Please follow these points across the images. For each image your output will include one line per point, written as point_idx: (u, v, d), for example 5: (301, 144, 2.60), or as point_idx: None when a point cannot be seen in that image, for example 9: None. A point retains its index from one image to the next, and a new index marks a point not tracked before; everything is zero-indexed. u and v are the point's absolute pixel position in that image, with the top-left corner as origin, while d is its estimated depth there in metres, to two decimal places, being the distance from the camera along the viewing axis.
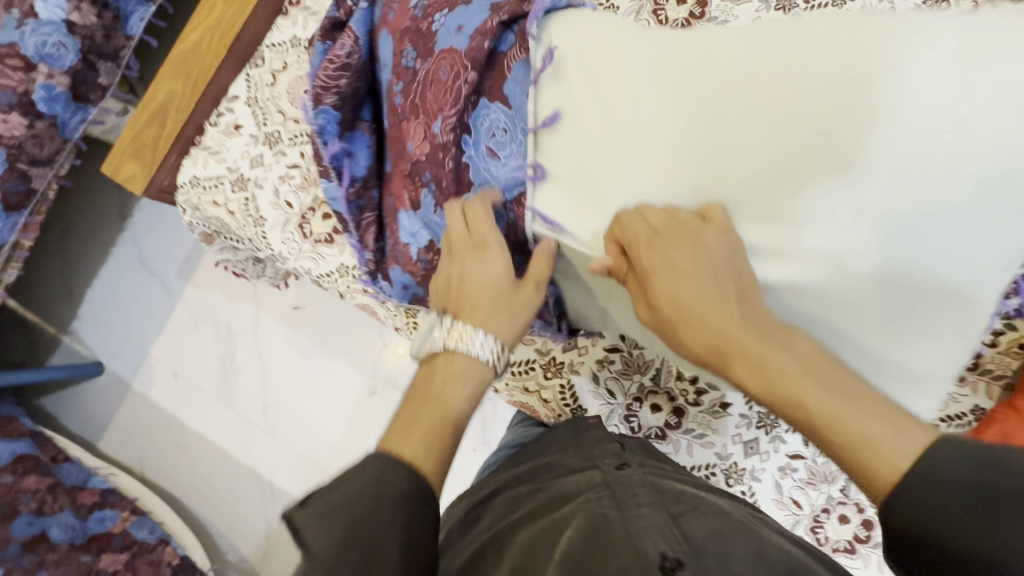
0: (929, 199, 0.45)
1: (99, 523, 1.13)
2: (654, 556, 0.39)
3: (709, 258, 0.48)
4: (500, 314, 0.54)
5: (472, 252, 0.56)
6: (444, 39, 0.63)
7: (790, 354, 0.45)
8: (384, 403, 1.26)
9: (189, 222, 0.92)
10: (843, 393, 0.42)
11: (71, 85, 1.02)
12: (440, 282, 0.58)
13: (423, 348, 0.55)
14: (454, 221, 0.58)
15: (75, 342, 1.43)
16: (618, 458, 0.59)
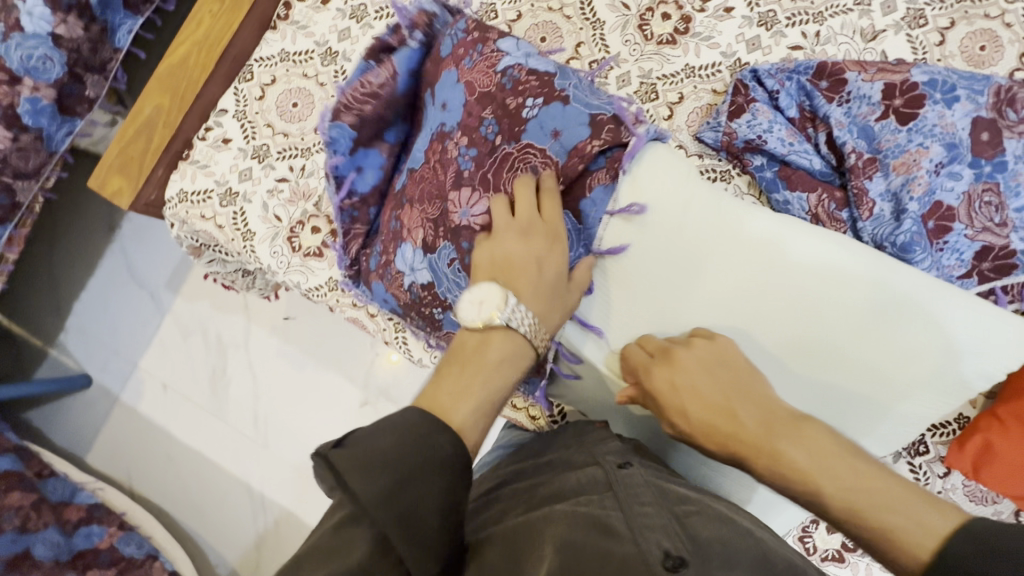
0: (882, 330, 0.57)
1: (85, 539, 1.12)
2: (657, 554, 0.39)
3: (706, 366, 0.56)
4: (553, 302, 0.58)
5: (543, 236, 0.59)
6: (537, 135, 0.64)
7: (803, 447, 0.48)
8: (376, 413, 1.25)
9: (177, 235, 0.91)
10: (857, 482, 0.45)
11: (57, 97, 1.02)
12: (496, 252, 0.58)
13: (476, 317, 0.53)
14: (523, 202, 0.61)
15: (62, 354, 1.41)
16: (621, 455, 0.56)
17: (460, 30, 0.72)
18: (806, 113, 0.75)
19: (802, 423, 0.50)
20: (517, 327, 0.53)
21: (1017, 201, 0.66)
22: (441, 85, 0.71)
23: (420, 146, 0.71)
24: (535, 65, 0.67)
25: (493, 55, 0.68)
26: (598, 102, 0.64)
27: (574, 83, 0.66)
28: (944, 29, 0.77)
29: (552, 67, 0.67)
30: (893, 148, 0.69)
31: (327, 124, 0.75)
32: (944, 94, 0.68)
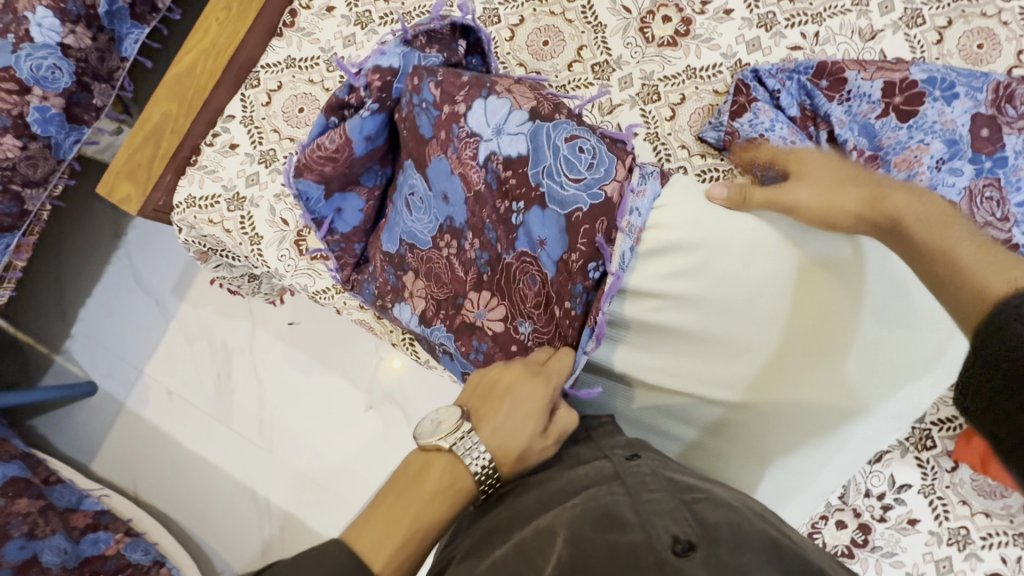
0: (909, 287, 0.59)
1: (92, 545, 1.12)
2: (665, 540, 0.39)
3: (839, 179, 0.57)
4: (512, 445, 0.49)
5: (529, 375, 0.54)
6: (527, 244, 0.61)
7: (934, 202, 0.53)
8: (381, 417, 1.26)
9: (184, 240, 0.92)
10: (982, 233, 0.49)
11: (65, 106, 1.03)
12: (484, 383, 0.54)
13: (431, 434, 0.48)
14: (538, 352, 0.58)
15: (68, 361, 1.42)
16: (629, 449, 0.56)
17: (421, 91, 0.66)
18: (807, 112, 0.75)
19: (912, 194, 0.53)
20: (464, 458, 0.47)
21: (1016, 195, 0.68)
22: (433, 172, 0.67)
23: (424, 231, 0.70)
24: (506, 144, 0.61)
25: (470, 140, 0.63)
26: (575, 186, 0.59)
27: (551, 163, 0.59)
28: (942, 28, 0.78)
29: (525, 141, 0.61)
30: (893, 145, 0.70)
31: (293, 180, 0.75)
32: (943, 91, 0.69)
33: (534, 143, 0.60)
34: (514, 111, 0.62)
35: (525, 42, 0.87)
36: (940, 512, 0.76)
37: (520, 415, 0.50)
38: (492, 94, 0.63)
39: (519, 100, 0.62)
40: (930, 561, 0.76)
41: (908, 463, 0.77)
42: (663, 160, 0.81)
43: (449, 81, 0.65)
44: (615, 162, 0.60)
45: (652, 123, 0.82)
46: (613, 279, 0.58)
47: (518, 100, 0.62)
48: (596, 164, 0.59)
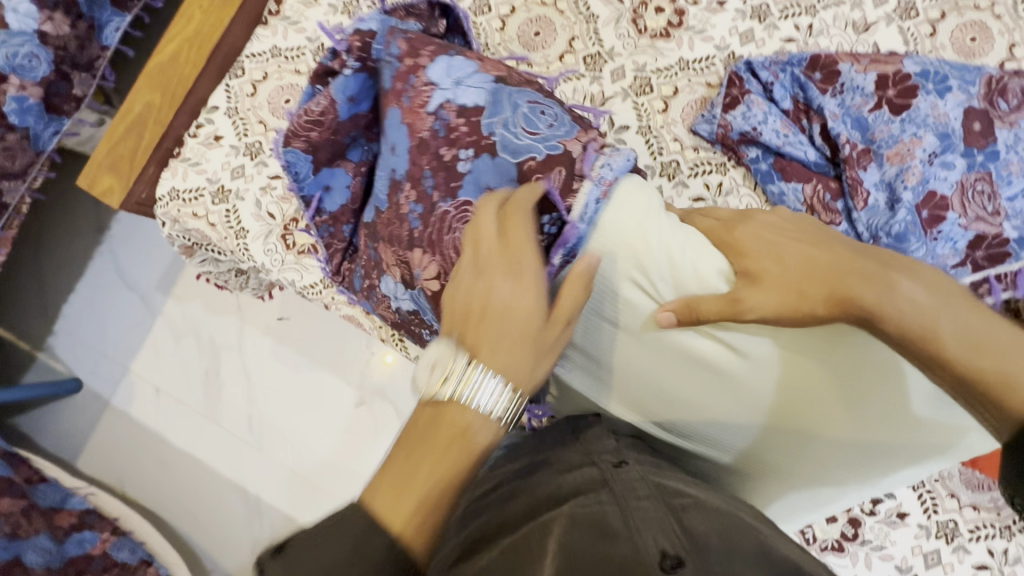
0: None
1: (78, 546, 1.10)
2: (654, 555, 0.38)
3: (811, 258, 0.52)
4: (521, 363, 0.45)
5: (505, 270, 0.48)
6: (473, 192, 0.60)
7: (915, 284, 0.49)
8: (372, 413, 1.25)
9: (168, 234, 0.89)
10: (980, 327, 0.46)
11: (44, 96, 1.00)
12: (460, 303, 0.48)
13: (429, 382, 0.44)
14: (488, 223, 0.51)
15: (51, 358, 1.39)
16: (617, 454, 0.56)
17: (391, 48, 0.67)
18: (800, 105, 0.75)
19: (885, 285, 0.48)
20: (473, 397, 0.43)
21: (1008, 189, 0.68)
22: (391, 125, 0.66)
23: (380, 189, 0.68)
24: (464, 95, 0.63)
25: (425, 88, 0.64)
26: (530, 138, 0.60)
27: (508, 116, 0.61)
28: (935, 21, 0.77)
29: (485, 94, 0.63)
30: (886, 139, 0.70)
31: (282, 150, 0.73)
32: (936, 84, 0.69)
33: (494, 97, 0.62)
34: (478, 70, 0.64)
35: (517, 32, 0.85)
36: (929, 505, 0.76)
37: (518, 318, 0.46)
38: (461, 57, 0.66)
39: (488, 66, 0.66)
40: (919, 553, 0.76)
41: None
42: (656, 154, 0.79)
43: (417, 39, 0.66)
44: (575, 126, 0.62)
45: (644, 117, 0.80)
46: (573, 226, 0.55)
47: (485, 66, 0.65)
48: (555, 124, 0.61)
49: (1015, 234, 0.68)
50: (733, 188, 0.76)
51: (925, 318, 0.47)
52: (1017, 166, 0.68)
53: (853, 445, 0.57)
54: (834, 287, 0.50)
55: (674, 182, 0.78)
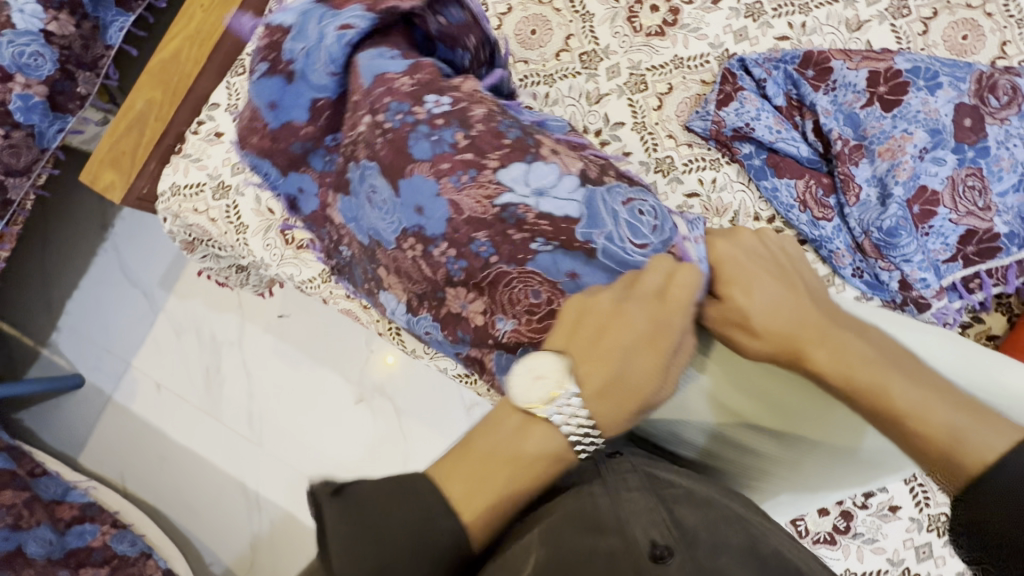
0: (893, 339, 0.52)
1: (78, 538, 1.12)
2: (643, 545, 0.39)
3: (779, 292, 0.52)
4: (620, 416, 0.47)
5: (644, 305, 0.50)
6: (545, 261, 0.57)
7: (862, 338, 0.50)
8: (371, 410, 1.26)
9: (169, 230, 0.91)
10: (929, 391, 0.47)
11: (48, 94, 1.02)
12: (572, 321, 0.49)
13: (537, 398, 0.44)
14: (652, 275, 0.52)
15: (54, 354, 1.41)
16: (612, 445, 0.56)
17: (406, 109, 0.59)
18: (793, 101, 0.76)
19: (835, 340, 0.50)
20: (561, 424, 0.44)
21: (998, 185, 0.69)
22: (409, 187, 0.58)
23: (387, 231, 0.62)
24: (550, 206, 0.57)
25: (402, 128, 0.58)
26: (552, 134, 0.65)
27: (611, 225, 0.56)
28: (927, 19, 0.78)
29: (578, 204, 0.57)
30: (878, 134, 0.70)
31: (243, 157, 0.73)
32: (926, 81, 0.70)
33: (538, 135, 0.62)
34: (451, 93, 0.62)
35: (513, 31, 0.86)
36: (921, 499, 0.76)
37: (640, 377, 0.47)
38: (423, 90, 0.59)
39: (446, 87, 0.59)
40: (910, 546, 0.77)
41: None
42: (651, 150, 0.79)
43: (382, 74, 0.59)
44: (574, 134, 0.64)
45: (639, 113, 0.81)
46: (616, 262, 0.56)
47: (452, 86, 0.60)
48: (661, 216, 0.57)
49: (1005, 229, 0.69)
50: (727, 184, 0.76)
51: (879, 376, 0.47)
52: (1007, 161, 0.69)
53: (819, 448, 0.58)
54: (788, 320, 0.51)
55: (668, 178, 0.77)
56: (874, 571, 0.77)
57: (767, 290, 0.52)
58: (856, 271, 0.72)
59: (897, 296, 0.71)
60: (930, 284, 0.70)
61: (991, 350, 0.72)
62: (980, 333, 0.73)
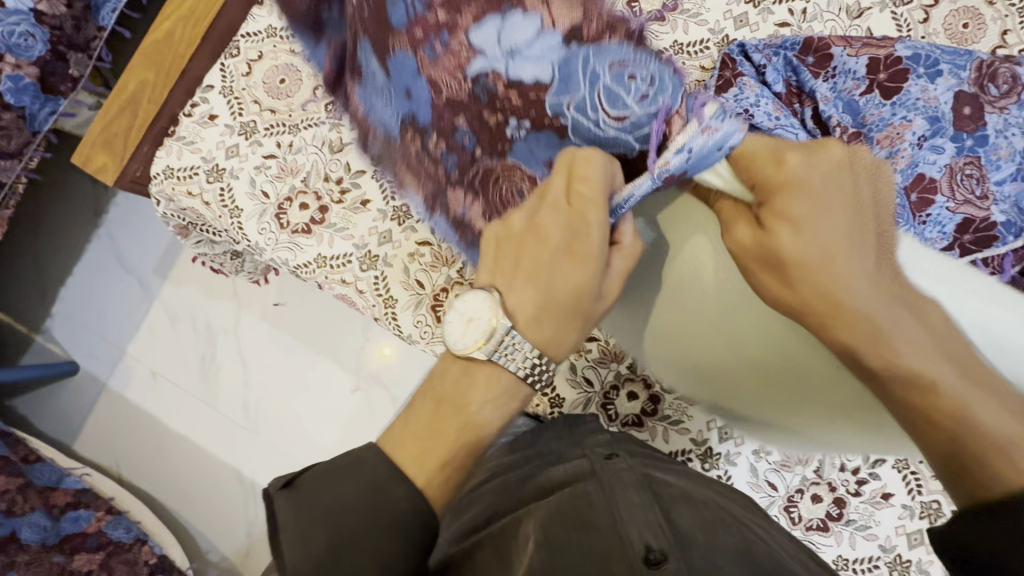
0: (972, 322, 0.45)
1: (73, 523, 1.11)
2: (639, 549, 0.38)
3: (849, 238, 0.44)
4: (559, 335, 0.49)
5: (552, 221, 0.48)
6: (527, 159, 0.55)
7: (918, 320, 0.43)
8: (367, 399, 1.26)
9: (163, 213, 0.90)
10: (983, 382, 0.41)
11: (40, 75, 1.00)
12: (501, 255, 0.51)
13: (464, 336, 0.48)
14: (559, 179, 0.49)
15: (48, 341, 1.40)
16: (609, 447, 0.56)
17: None
18: (793, 88, 0.75)
19: (890, 318, 0.42)
20: (504, 363, 0.47)
21: (996, 174, 0.69)
22: (395, 66, 0.56)
23: (391, 119, 0.61)
24: (521, 71, 0.52)
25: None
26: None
27: (588, 89, 0.50)
28: (928, 6, 0.78)
29: (552, 66, 0.51)
30: (877, 122, 0.70)
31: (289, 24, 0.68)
32: (927, 68, 0.70)
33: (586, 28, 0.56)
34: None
35: None
36: (914, 487, 0.77)
37: (568, 294, 0.48)
38: None
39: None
40: (902, 533, 0.78)
41: None
42: None
43: None
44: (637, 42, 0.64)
45: None
46: (667, 121, 0.48)
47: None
48: (657, 83, 0.49)
49: (1002, 218, 0.69)
50: None
51: (924, 362, 0.42)
52: (1005, 151, 0.69)
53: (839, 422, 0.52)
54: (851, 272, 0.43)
55: None
56: (864, 556, 0.78)
57: (836, 234, 0.44)
58: None
59: None
60: None
61: None
62: None
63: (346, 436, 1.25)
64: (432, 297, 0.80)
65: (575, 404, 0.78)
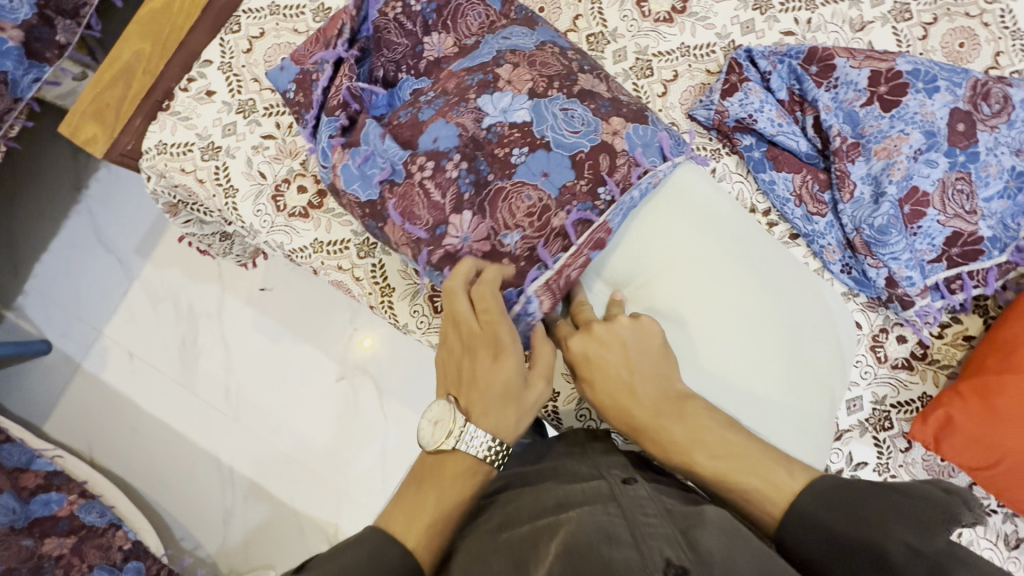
0: (730, 387, 0.59)
1: (44, 506, 1.08)
2: (659, 564, 0.39)
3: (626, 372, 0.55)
4: (507, 413, 0.53)
5: (484, 341, 0.55)
6: (527, 176, 0.62)
7: (681, 423, 0.53)
8: (352, 388, 1.25)
9: (153, 190, 0.87)
10: (727, 454, 0.52)
11: (24, 40, 0.96)
12: (451, 364, 0.56)
13: (434, 437, 0.52)
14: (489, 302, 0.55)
15: (21, 317, 1.34)
16: (626, 470, 0.55)
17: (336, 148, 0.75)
18: (796, 97, 0.77)
19: (657, 428, 0.54)
20: (469, 448, 0.51)
21: (984, 190, 0.71)
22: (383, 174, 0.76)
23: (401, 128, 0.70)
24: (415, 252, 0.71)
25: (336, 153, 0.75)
26: (574, 137, 0.63)
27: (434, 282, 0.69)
28: (927, 24, 0.80)
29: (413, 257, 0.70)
30: (875, 134, 0.72)
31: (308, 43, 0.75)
32: (925, 83, 0.71)
33: (535, 113, 0.63)
34: (516, 93, 0.65)
35: None
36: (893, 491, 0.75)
37: (502, 386, 0.53)
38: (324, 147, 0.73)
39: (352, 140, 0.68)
40: None
41: (866, 443, 0.75)
42: None
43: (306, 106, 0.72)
44: (575, 171, 0.62)
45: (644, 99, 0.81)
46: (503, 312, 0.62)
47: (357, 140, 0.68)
48: None
49: (988, 233, 0.71)
50: (726, 174, 0.79)
51: (686, 453, 0.53)
52: (994, 168, 0.71)
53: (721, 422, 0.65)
54: (633, 393, 0.54)
55: None
56: None
57: (613, 378, 0.55)
58: (845, 266, 0.76)
59: (882, 292, 0.74)
60: (915, 282, 0.72)
61: (967, 351, 0.75)
62: (954, 334, 0.76)
63: (329, 428, 1.24)
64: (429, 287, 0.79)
65: (569, 399, 0.77)
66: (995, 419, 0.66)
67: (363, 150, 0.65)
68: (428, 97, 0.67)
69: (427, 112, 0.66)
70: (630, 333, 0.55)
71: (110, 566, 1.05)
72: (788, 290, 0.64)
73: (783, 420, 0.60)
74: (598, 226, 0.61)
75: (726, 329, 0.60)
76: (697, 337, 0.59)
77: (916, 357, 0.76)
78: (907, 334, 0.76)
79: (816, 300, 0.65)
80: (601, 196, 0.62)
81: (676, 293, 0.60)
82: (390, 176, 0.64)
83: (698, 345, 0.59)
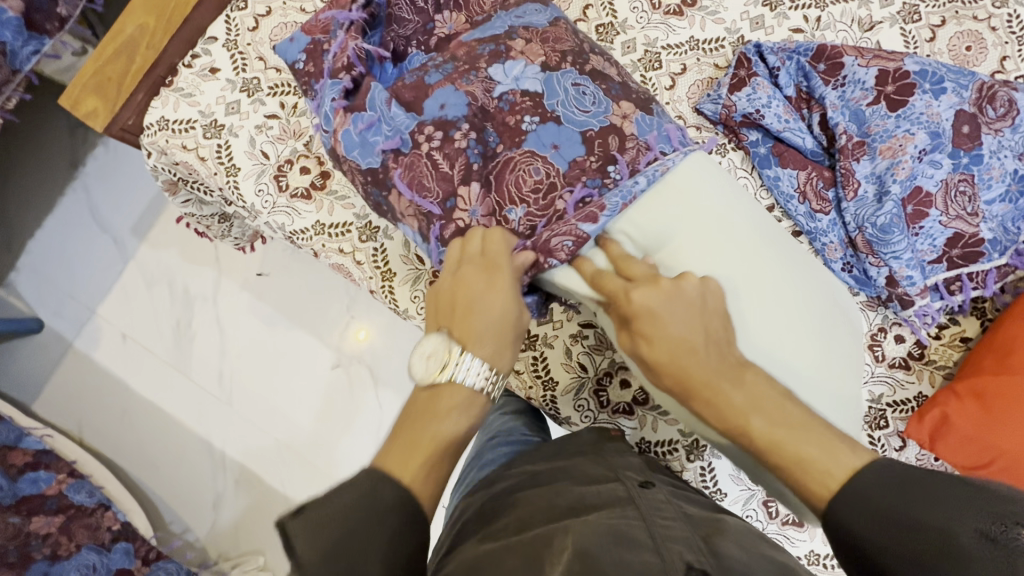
0: (775, 360, 0.59)
1: (31, 485, 1.06)
2: (680, 565, 0.40)
3: (692, 331, 0.53)
4: (501, 343, 0.55)
5: (480, 273, 0.57)
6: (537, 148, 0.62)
7: (741, 390, 0.53)
8: (348, 376, 1.24)
9: (153, 167, 0.86)
10: (783, 420, 0.52)
11: (24, 11, 0.94)
12: (443, 298, 0.57)
13: (429, 370, 0.54)
14: (474, 239, 0.59)
15: (12, 295, 1.33)
16: (642, 475, 0.57)
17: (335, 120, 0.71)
18: (803, 94, 0.78)
19: (716, 390, 0.53)
20: (463, 378, 0.53)
21: (987, 193, 0.71)
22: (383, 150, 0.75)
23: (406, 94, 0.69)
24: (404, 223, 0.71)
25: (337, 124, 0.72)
26: (584, 116, 0.63)
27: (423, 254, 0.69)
28: (935, 26, 0.80)
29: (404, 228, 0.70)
30: (881, 133, 0.72)
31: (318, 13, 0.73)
32: (932, 84, 0.72)
33: (546, 86, 0.63)
34: (528, 63, 0.64)
35: None
36: None
37: (498, 316, 0.55)
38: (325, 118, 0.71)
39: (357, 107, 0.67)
40: None
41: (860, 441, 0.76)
42: None
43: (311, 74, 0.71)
44: (586, 148, 0.62)
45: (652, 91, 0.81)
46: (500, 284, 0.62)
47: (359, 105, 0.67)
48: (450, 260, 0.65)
49: (989, 236, 0.71)
50: (731, 169, 0.79)
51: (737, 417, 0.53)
52: (998, 171, 0.71)
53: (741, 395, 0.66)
54: (698, 352, 0.53)
55: None
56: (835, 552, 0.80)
57: (676, 336, 0.53)
58: (846, 265, 0.76)
59: (882, 291, 0.74)
60: (915, 282, 0.72)
61: (964, 352, 0.75)
62: (951, 335, 0.76)
63: (324, 415, 1.23)
64: (431, 273, 0.79)
65: (568, 389, 0.77)
66: (990, 418, 0.66)
67: (368, 115, 0.65)
68: (440, 73, 0.66)
69: (435, 76, 0.66)
70: (697, 292, 0.55)
71: (98, 546, 1.03)
72: (809, 274, 0.65)
73: (819, 392, 0.60)
74: (594, 203, 0.61)
75: (773, 299, 0.60)
76: (749, 306, 0.59)
77: (913, 357, 0.76)
78: (905, 333, 0.77)
79: (814, 278, 0.65)
80: (611, 174, 0.62)
81: (728, 260, 0.60)
82: (396, 145, 0.64)
83: (745, 317, 0.59)
